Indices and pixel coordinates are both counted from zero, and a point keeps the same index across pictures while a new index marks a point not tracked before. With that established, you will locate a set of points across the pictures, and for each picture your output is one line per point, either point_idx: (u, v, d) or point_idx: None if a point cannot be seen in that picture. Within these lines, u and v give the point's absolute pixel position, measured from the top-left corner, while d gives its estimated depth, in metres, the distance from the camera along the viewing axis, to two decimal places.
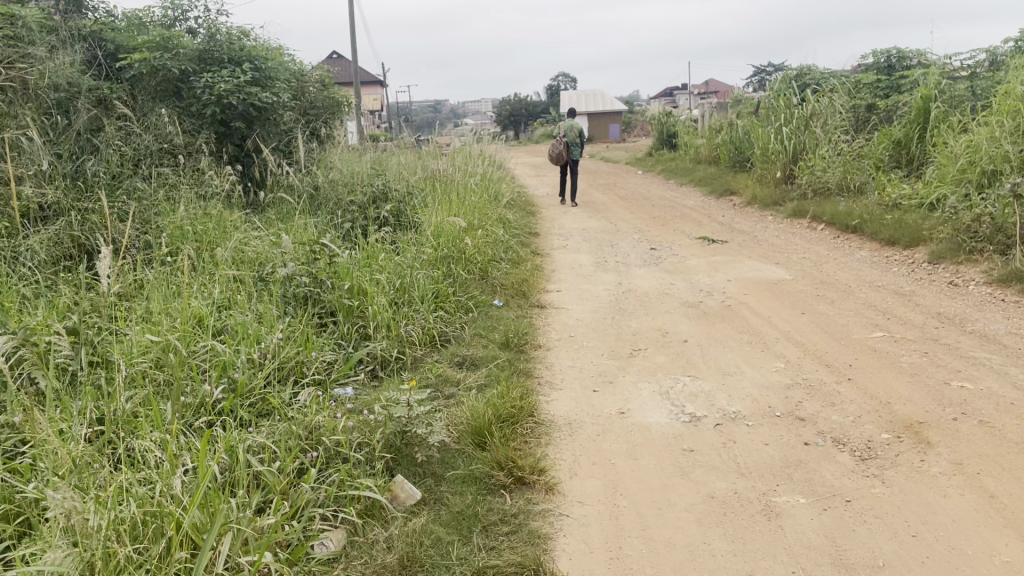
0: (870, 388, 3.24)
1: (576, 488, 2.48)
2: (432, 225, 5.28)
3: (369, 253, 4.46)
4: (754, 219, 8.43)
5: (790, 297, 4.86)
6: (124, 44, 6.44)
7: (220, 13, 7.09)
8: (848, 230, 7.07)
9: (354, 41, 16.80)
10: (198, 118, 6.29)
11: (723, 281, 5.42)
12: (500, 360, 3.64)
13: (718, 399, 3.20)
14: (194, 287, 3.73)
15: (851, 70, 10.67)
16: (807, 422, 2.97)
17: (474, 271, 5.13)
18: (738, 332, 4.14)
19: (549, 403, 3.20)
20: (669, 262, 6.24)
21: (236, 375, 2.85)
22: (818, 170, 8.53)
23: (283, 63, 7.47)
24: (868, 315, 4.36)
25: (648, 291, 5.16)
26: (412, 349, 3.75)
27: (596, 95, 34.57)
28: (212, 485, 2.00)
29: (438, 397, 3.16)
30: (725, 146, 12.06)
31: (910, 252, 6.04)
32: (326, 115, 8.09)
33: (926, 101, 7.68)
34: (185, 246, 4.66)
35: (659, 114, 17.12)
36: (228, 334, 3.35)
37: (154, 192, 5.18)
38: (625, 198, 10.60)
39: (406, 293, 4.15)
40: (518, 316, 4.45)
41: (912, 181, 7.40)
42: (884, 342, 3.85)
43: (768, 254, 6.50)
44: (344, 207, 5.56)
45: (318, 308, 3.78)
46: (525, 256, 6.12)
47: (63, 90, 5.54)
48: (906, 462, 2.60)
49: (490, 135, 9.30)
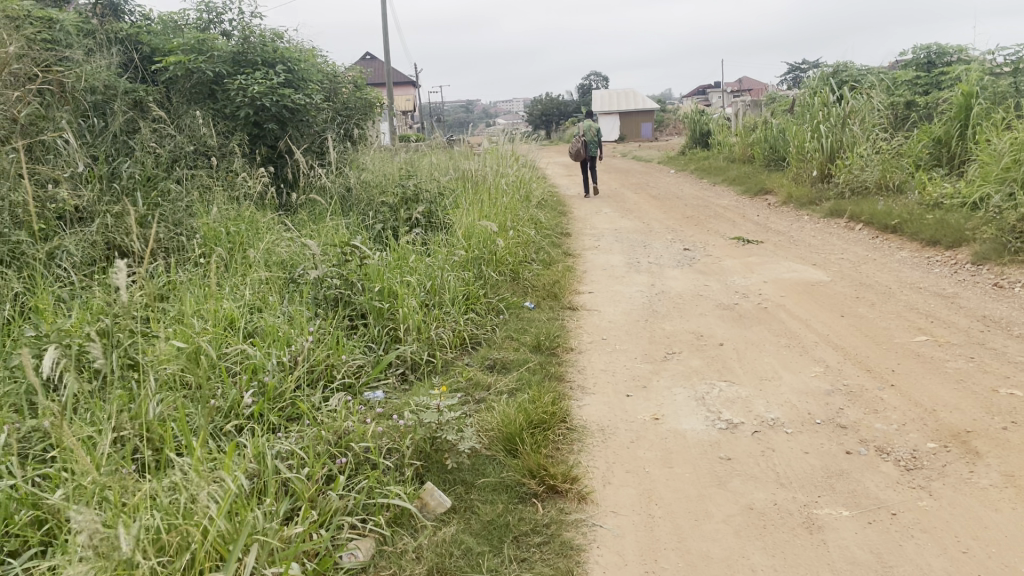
0: (915, 395, 3.14)
1: (609, 497, 2.43)
2: (463, 227, 5.24)
3: (400, 255, 4.44)
4: (790, 218, 8.29)
5: (828, 299, 4.75)
6: (159, 47, 6.51)
7: (254, 16, 7.13)
8: (887, 229, 6.91)
9: (386, 43, 16.88)
10: (231, 120, 6.31)
11: (759, 282, 5.31)
12: (532, 363, 3.58)
13: (755, 405, 3.11)
14: (226, 289, 3.73)
15: (889, 67, 10.46)
16: (848, 430, 2.87)
17: (505, 273, 5.09)
18: (776, 335, 4.04)
19: (581, 408, 3.15)
20: (703, 263, 6.14)
21: (266, 378, 2.84)
22: (856, 168, 8.36)
23: (316, 64, 7.49)
24: (910, 319, 4.24)
25: (682, 293, 5.07)
26: (442, 352, 3.72)
27: (628, 95, 34.39)
28: (238, 494, 1.98)
29: (469, 401, 3.12)
30: (760, 144, 11.89)
31: (951, 253, 5.88)
32: (359, 115, 8.10)
33: (968, 97, 7.48)
34: (217, 248, 4.68)
35: (692, 113, 16.95)
36: (259, 336, 3.35)
37: (188, 194, 5.20)
38: (658, 198, 10.50)
39: (437, 294, 4.12)
40: (550, 318, 4.40)
41: (954, 179, 7.21)
42: (927, 346, 3.73)
43: (805, 254, 6.38)
44: (375, 208, 5.54)
45: (349, 310, 3.75)
46: (557, 257, 6.07)
47: (99, 93, 5.59)
48: (954, 473, 2.50)
49: (522, 135, 9.25)
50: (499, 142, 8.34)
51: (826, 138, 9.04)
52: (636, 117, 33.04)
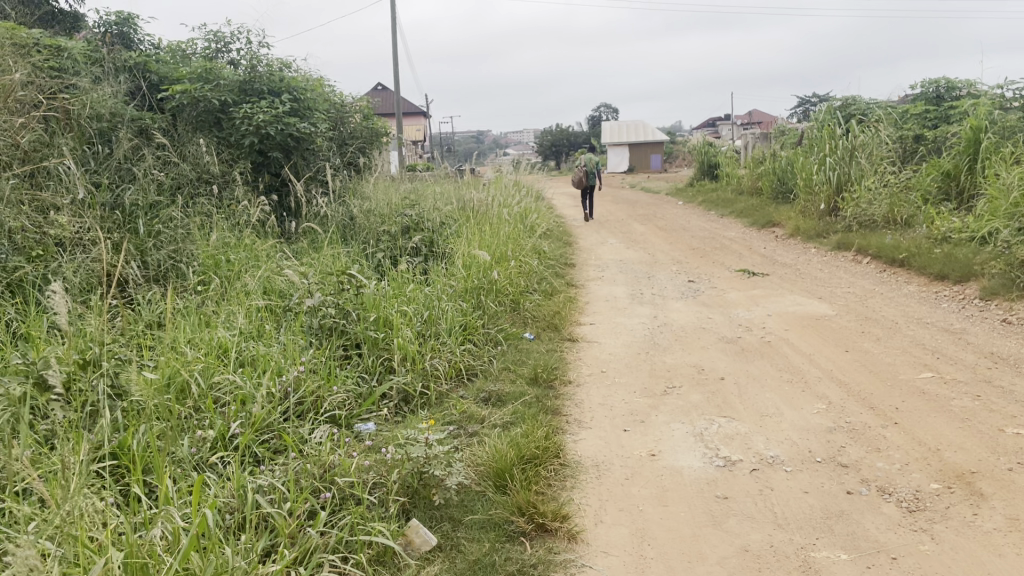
0: (919, 434, 3.06)
1: (600, 536, 2.35)
2: (464, 256, 5.21)
3: (398, 284, 4.41)
4: (797, 251, 8.23)
5: (833, 334, 4.67)
6: (167, 76, 6.56)
7: (261, 46, 7.19)
8: (895, 263, 6.84)
9: (397, 73, 17.01)
10: (236, 148, 6.32)
11: (763, 316, 5.24)
12: (528, 397, 3.52)
13: (754, 442, 3.04)
14: (221, 317, 3.70)
15: (897, 101, 10.47)
16: (850, 469, 2.79)
17: (505, 303, 5.04)
18: (778, 370, 3.97)
19: (576, 443, 3.08)
20: (707, 295, 6.08)
21: (254, 408, 2.79)
22: (863, 202, 8.32)
23: (323, 94, 7.53)
24: (916, 354, 4.16)
25: (684, 326, 5.01)
26: (437, 383, 3.66)
27: (638, 127, 34.54)
28: (211, 531, 1.92)
29: (461, 434, 3.06)
30: (768, 176, 11.86)
31: (960, 288, 5.80)
32: (365, 144, 8.13)
33: (978, 131, 7.44)
34: (215, 276, 4.66)
35: (700, 145, 16.98)
36: (252, 366, 3.31)
37: (189, 221, 5.20)
38: (664, 229, 10.47)
39: (434, 324, 4.07)
40: (548, 350, 4.34)
41: (963, 213, 7.15)
42: (933, 383, 3.65)
43: (811, 288, 6.31)
44: (377, 237, 5.51)
45: (343, 339, 3.70)
46: (559, 288, 6.02)
47: (105, 120, 5.61)
48: (958, 516, 2.42)
49: (528, 165, 9.26)
50: (504, 172, 8.34)
51: (834, 171, 9.01)
52: (645, 149, 33.16)
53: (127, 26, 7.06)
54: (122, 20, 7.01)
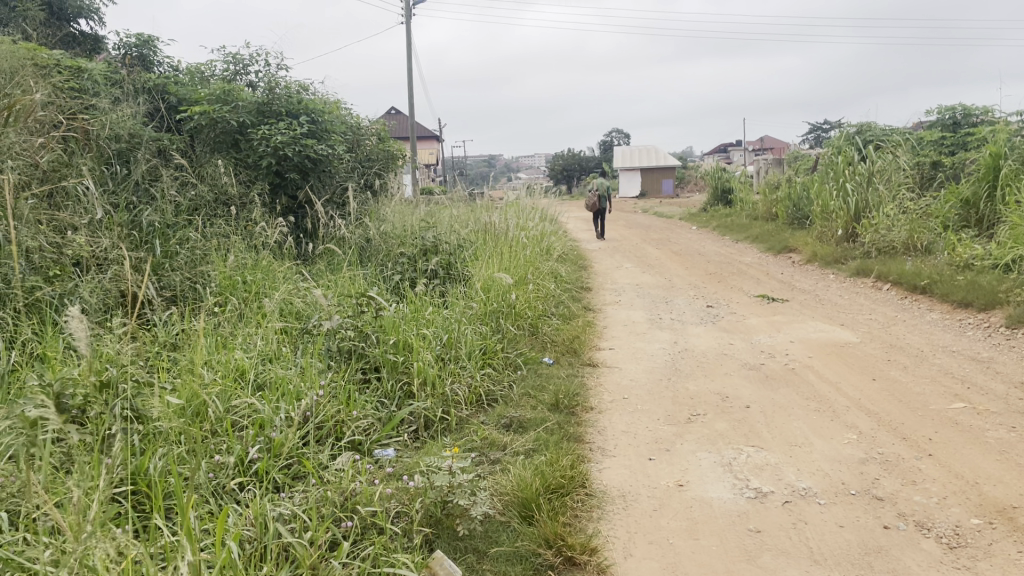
0: (955, 466, 2.97)
1: (631, 571, 2.27)
2: (482, 279, 5.15)
3: (416, 306, 4.35)
4: (815, 277, 8.14)
5: (858, 362, 4.58)
6: (186, 98, 6.59)
7: (280, 68, 7.22)
8: (916, 290, 6.75)
9: (411, 97, 17.11)
10: (253, 169, 6.31)
11: (786, 343, 5.15)
12: (550, 423, 3.45)
13: (785, 473, 2.95)
14: (239, 339, 3.67)
15: (913, 127, 10.43)
16: (886, 502, 2.70)
17: (524, 327, 4.97)
18: (805, 399, 3.88)
19: (601, 472, 3.00)
20: (727, 321, 5.99)
21: (274, 433, 2.74)
22: (882, 228, 8.23)
23: (340, 116, 7.54)
24: (946, 384, 4.06)
25: (706, 352, 4.92)
26: (457, 409, 3.59)
27: (650, 151, 34.56)
28: (231, 564, 1.87)
29: (483, 462, 2.98)
30: (783, 202, 11.80)
31: (984, 316, 5.71)
32: (381, 167, 8.12)
33: (997, 158, 7.37)
34: (232, 296, 4.64)
35: (714, 170, 16.94)
36: (270, 389, 3.27)
37: (206, 242, 5.17)
38: (679, 254, 10.39)
39: (453, 348, 4.00)
40: (569, 376, 4.27)
41: (984, 241, 7.06)
42: (966, 414, 3.56)
43: (831, 314, 6.22)
44: (394, 259, 5.47)
45: (362, 362, 3.63)
46: (577, 312, 5.95)
47: (124, 141, 5.61)
48: (1002, 553, 2.33)
49: (543, 190, 9.22)
50: (520, 196, 8.30)
51: (851, 197, 8.93)
52: (658, 174, 33.16)
53: (147, 48, 7.10)
54: (143, 42, 7.05)
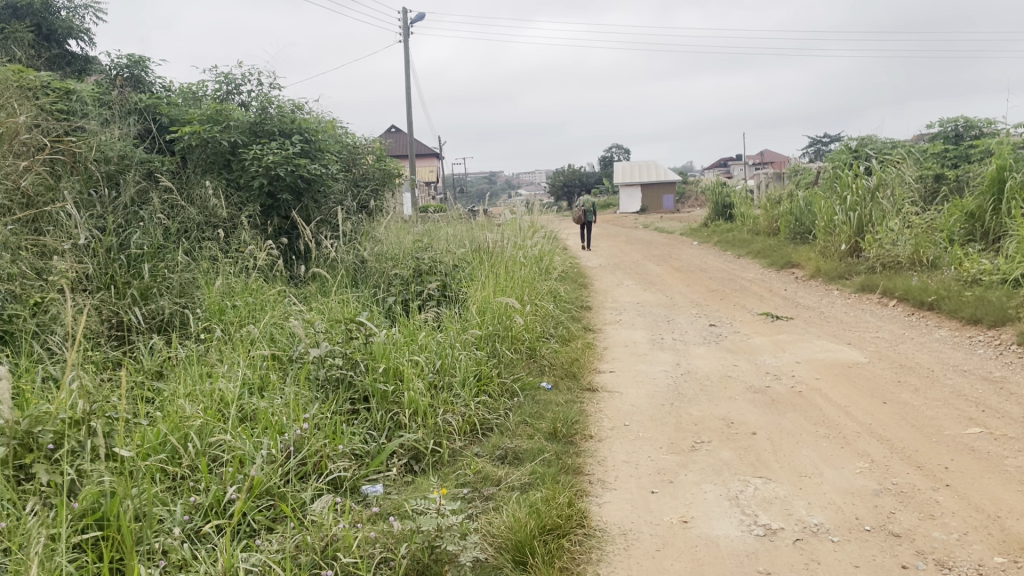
0: (974, 498, 2.80)
1: None
2: (478, 301, 5.01)
3: (409, 330, 4.20)
4: (820, 293, 7.98)
5: (867, 384, 4.42)
6: (177, 119, 6.49)
7: (273, 87, 7.11)
8: (923, 306, 6.60)
9: (409, 115, 17.06)
10: (245, 190, 6.18)
11: (791, 363, 4.99)
12: (547, 454, 3.29)
13: (795, 508, 2.79)
14: (224, 368, 3.53)
15: (915, 142, 10.34)
16: (903, 538, 2.54)
17: (521, 350, 4.82)
18: (814, 424, 3.72)
19: (601, 507, 2.85)
20: (731, 340, 5.84)
21: (253, 471, 2.61)
22: (887, 243, 8.08)
23: (334, 135, 7.44)
24: (961, 407, 3.90)
25: (708, 375, 4.76)
26: (450, 439, 3.43)
27: (650, 167, 34.48)
28: None
29: (476, 498, 2.82)
30: (785, 217, 11.66)
31: (995, 332, 5.55)
32: (377, 186, 8.00)
33: (1002, 170, 7.24)
34: (219, 323, 4.51)
35: (714, 185, 16.81)
36: (254, 422, 3.13)
37: (194, 266, 5.05)
38: (681, 271, 10.23)
39: (447, 374, 3.85)
40: (568, 402, 4.11)
41: (991, 254, 6.92)
42: (983, 439, 3.40)
43: (838, 332, 6.06)
44: (388, 281, 5.32)
45: (350, 392, 3.48)
46: (576, 333, 5.81)
47: (113, 163, 5.50)
48: None
49: (541, 207, 9.08)
50: (518, 214, 8.16)
51: (855, 212, 8.78)
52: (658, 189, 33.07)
53: (138, 69, 7.02)
54: (134, 63, 6.97)
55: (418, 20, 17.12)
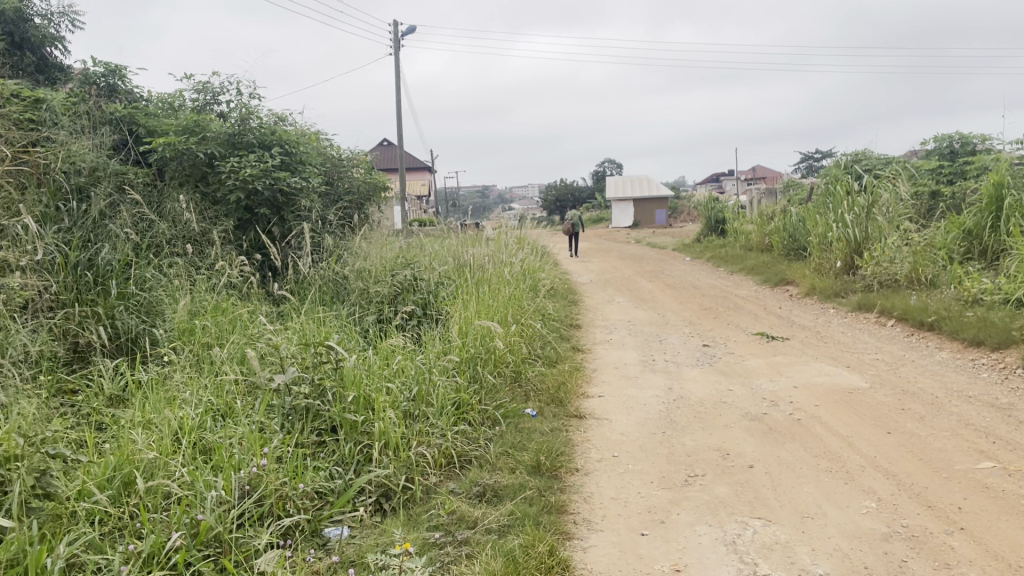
0: (992, 543, 2.57)
1: None
2: (460, 321, 4.76)
3: (384, 354, 3.95)
4: (815, 312, 7.77)
5: (869, 411, 4.19)
6: (153, 129, 6.26)
7: (253, 97, 6.89)
8: (923, 326, 6.38)
9: (399, 127, 16.84)
10: (221, 204, 5.93)
11: (788, 388, 4.76)
12: (528, 491, 3.05)
13: (798, 555, 2.55)
14: (184, 394, 3.27)
15: (910, 158, 10.24)
16: None
17: (505, 373, 4.57)
18: (815, 457, 3.48)
19: (585, 553, 2.60)
20: (725, 362, 5.61)
21: (201, 516, 2.37)
22: (884, 260, 7.86)
23: (317, 148, 7.20)
24: (970, 438, 3.67)
25: (703, 400, 4.53)
26: (424, 475, 3.19)
27: (641, 181, 34.33)
28: None
29: (448, 544, 2.58)
30: (779, 233, 11.46)
31: (998, 355, 5.33)
32: (361, 200, 7.77)
33: (999, 187, 7.09)
34: (186, 344, 4.27)
35: (706, 200, 16.62)
36: (210, 456, 2.87)
37: (164, 282, 4.81)
38: (673, 287, 10.00)
39: (423, 402, 3.60)
40: (554, 431, 3.87)
41: (992, 273, 6.72)
42: (996, 475, 3.17)
43: (836, 354, 5.84)
44: (365, 301, 5.09)
45: (317, 422, 3.22)
46: (565, 355, 5.57)
47: (84, 175, 5.25)
48: None
49: (530, 220, 8.85)
50: (506, 229, 7.94)
51: (851, 228, 8.57)
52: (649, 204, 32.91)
53: (114, 78, 6.77)
54: (110, 72, 6.72)
55: (410, 32, 16.97)
